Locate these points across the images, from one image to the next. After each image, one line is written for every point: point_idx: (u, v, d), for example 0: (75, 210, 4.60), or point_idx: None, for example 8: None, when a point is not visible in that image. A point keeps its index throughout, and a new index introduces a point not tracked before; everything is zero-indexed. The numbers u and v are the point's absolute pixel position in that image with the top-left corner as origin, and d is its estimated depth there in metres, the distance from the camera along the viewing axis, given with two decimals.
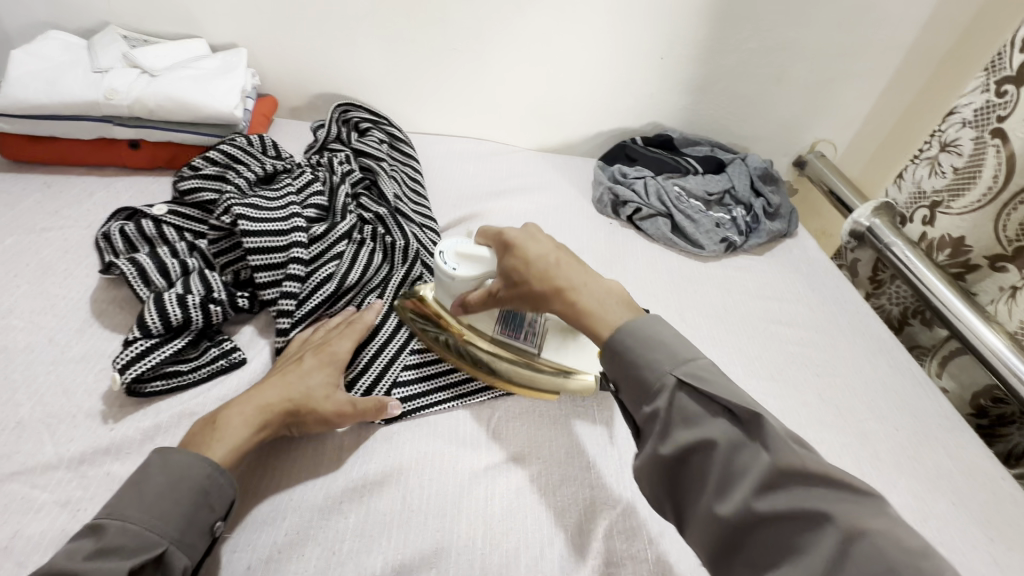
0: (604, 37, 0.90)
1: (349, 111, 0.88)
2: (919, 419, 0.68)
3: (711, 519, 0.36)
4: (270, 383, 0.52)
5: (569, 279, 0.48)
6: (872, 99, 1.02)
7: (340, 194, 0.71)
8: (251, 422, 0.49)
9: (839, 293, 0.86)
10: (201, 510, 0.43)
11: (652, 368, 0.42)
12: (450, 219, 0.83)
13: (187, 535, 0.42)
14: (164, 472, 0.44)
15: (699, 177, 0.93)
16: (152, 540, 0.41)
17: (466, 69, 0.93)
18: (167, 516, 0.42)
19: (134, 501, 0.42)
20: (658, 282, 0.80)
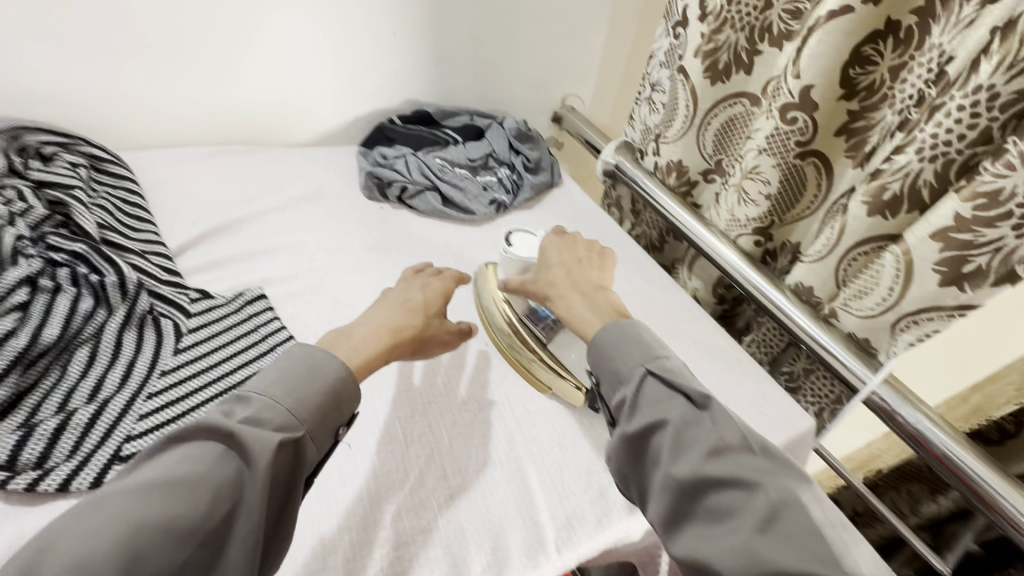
0: (328, 18, 0.85)
1: (20, 136, 0.71)
2: (669, 319, 0.81)
3: (669, 482, 0.42)
4: (387, 307, 0.58)
5: (562, 288, 0.59)
6: (598, 52, 1.14)
7: (7, 237, 0.57)
8: (381, 336, 0.54)
9: (601, 228, 0.97)
10: (333, 409, 0.46)
11: (626, 364, 0.49)
12: (185, 238, 0.72)
13: (319, 431, 0.45)
14: (299, 364, 0.46)
15: (459, 146, 0.95)
16: (293, 423, 0.43)
17: (177, 68, 0.81)
18: (302, 403, 0.44)
19: (282, 383, 0.45)
20: (437, 254, 0.80)
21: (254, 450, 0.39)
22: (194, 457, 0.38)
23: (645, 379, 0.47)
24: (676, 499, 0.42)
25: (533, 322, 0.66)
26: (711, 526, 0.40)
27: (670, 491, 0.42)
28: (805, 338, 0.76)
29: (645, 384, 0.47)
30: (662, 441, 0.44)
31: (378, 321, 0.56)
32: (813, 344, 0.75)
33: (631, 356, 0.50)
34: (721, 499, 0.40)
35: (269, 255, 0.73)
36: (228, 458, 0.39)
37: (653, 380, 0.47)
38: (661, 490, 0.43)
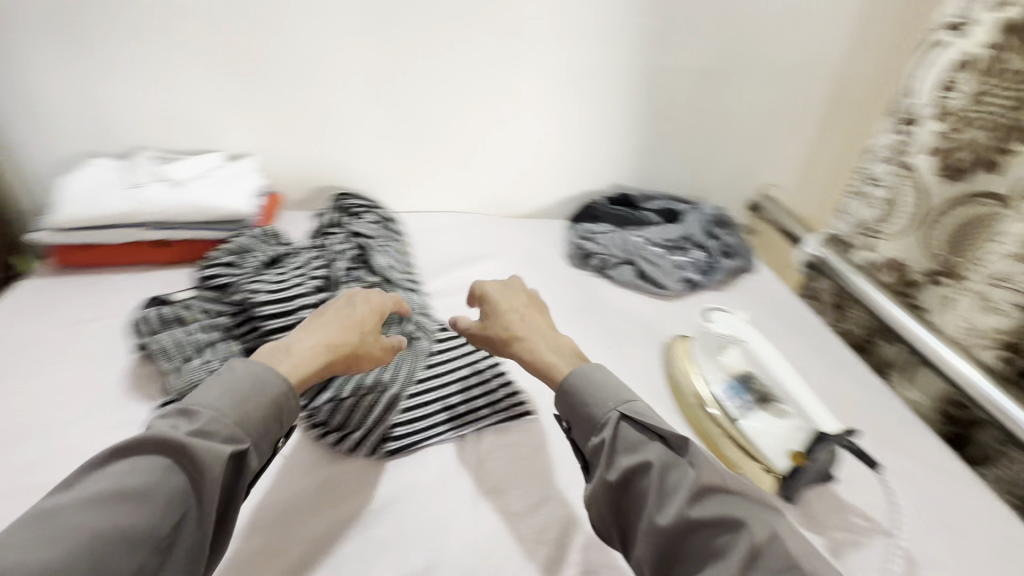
0: (562, 120, 1.05)
1: (346, 199, 1.01)
2: (878, 427, 0.74)
3: (652, 528, 0.45)
4: (320, 321, 0.59)
5: (521, 333, 0.62)
6: (806, 147, 1.16)
7: (337, 267, 0.81)
8: (320, 356, 0.55)
9: (797, 319, 0.94)
10: (274, 426, 0.50)
11: (598, 404, 0.53)
12: (437, 284, 0.92)
13: (263, 441, 0.49)
14: (243, 380, 0.49)
15: (657, 227, 1.04)
16: (239, 436, 0.47)
17: (447, 156, 1.07)
18: (242, 420, 0.47)
19: (227, 397, 0.48)
20: (628, 322, 0.87)
21: (204, 466, 0.43)
22: (141, 471, 0.41)
23: (622, 422, 0.51)
24: (665, 544, 0.44)
25: (727, 399, 0.68)
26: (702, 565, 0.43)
27: (654, 535, 0.45)
28: None
29: (621, 430, 0.50)
30: (648, 483, 0.47)
31: (308, 340, 0.56)
32: None
33: (603, 400, 0.53)
34: (729, 539, 0.43)
35: None
36: (167, 474, 0.42)
37: (628, 424, 0.51)
38: (646, 536, 0.45)
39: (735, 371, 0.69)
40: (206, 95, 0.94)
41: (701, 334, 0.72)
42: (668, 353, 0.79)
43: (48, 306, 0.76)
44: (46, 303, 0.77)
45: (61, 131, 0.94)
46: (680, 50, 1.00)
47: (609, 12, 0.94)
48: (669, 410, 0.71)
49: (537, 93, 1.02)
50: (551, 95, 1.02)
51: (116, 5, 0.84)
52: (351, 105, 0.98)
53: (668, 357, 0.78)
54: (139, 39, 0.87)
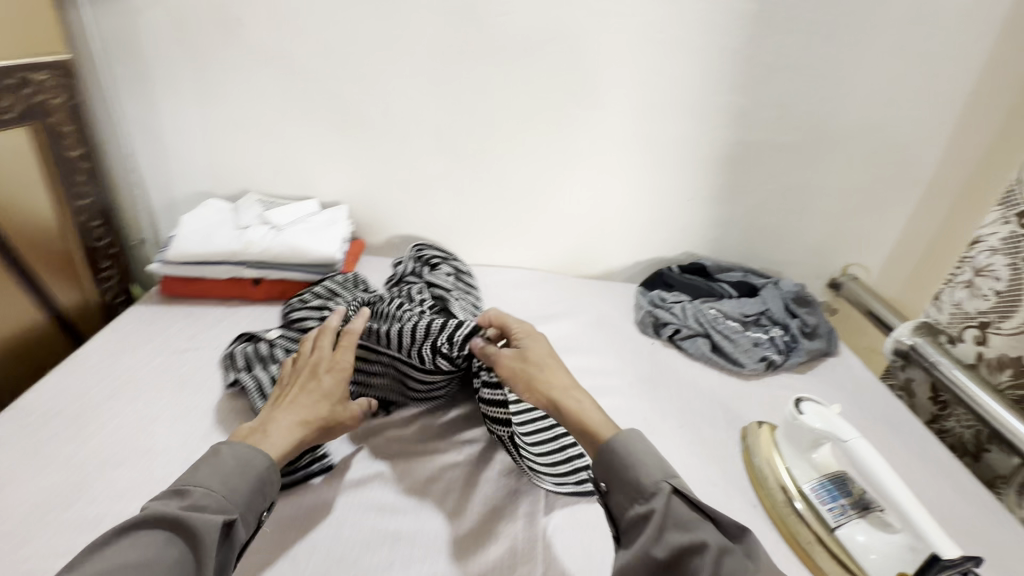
0: (639, 186, 1.06)
1: (422, 249, 1.05)
2: None
3: None
4: (293, 398, 0.60)
5: (562, 391, 0.58)
6: (895, 228, 1.11)
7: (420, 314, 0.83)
8: (291, 434, 0.57)
9: (889, 412, 0.87)
10: (259, 495, 0.51)
11: (647, 475, 0.49)
12: None
13: (251, 509, 0.50)
14: (229, 460, 0.51)
15: (733, 300, 1.01)
16: (228, 506, 0.48)
17: (522, 214, 1.10)
18: (236, 490, 0.50)
19: (212, 471, 0.50)
20: (702, 399, 0.84)
21: (199, 531, 0.45)
22: (138, 549, 0.42)
23: (673, 496, 0.48)
24: None
25: (820, 500, 0.62)
26: None
27: None
28: None
29: (672, 501, 0.48)
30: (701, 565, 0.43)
31: (282, 416, 0.58)
32: None
33: (650, 468, 0.50)
34: None
35: None
36: (165, 547, 0.43)
37: (678, 497, 0.48)
38: None
39: (829, 472, 0.65)
40: (312, 149, 1.02)
41: (789, 425, 0.68)
42: (747, 436, 0.75)
43: (151, 332, 0.82)
44: (150, 329, 0.82)
45: (183, 173, 1.04)
46: (766, 127, 1.00)
47: (696, 90, 0.96)
48: (751, 505, 0.66)
49: (617, 159, 1.03)
50: (632, 164, 1.04)
51: (248, 68, 0.94)
52: (437, 161, 1.04)
53: (746, 443, 0.74)
54: (262, 98, 0.97)
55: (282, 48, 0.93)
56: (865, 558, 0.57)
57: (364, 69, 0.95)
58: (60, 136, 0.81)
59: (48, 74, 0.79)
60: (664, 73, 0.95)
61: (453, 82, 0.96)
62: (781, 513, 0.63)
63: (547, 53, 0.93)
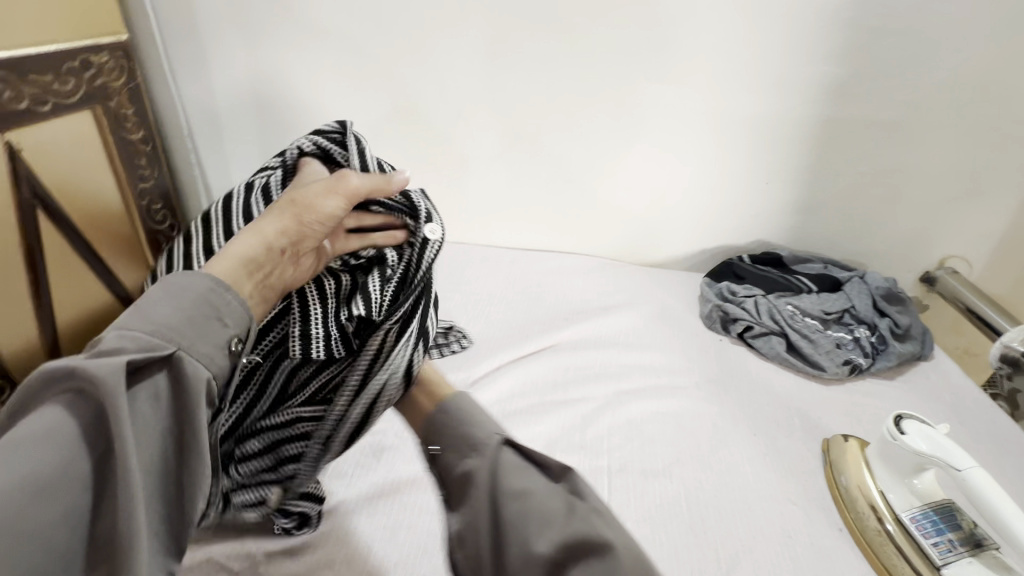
0: (708, 167, 0.98)
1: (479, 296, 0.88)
2: None
3: None
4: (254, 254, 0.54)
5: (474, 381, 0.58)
6: (1009, 217, 0.97)
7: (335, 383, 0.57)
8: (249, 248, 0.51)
9: (995, 427, 0.77)
10: (208, 323, 0.43)
11: (479, 430, 0.44)
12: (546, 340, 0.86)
13: (201, 342, 0.42)
14: (185, 292, 0.43)
15: (813, 296, 0.92)
16: (160, 344, 0.40)
17: (579, 198, 1.03)
18: (171, 322, 0.41)
19: (142, 312, 0.41)
20: (776, 405, 0.77)
21: (101, 379, 0.36)
22: (51, 413, 0.36)
23: None
24: None
25: (920, 531, 0.56)
26: None
27: None
28: None
29: None
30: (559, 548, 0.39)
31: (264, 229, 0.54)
32: None
33: None
34: None
35: (617, 363, 0.82)
36: (70, 415, 0.36)
37: (509, 451, 0.43)
38: None
39: (934, 501, 0.58)
40: (364, 129, 1.00)
41: (885, 445, 0.61)
42: (826, 451, 0.68)
43: None
44: None
45: (241, 154, 1.04)
46: (862, 100, 0.89)
47: (783, 58, 0.86)
48: (836, 528, 0.59)
49: (688, 136, 0.95)
50: (703, 142, 0.95)
51: (301, 43, 0.91)
52: (491, 140, 0.98)
53: (829, 458, 0.67)
54: (314, 73, 0.94)
55: (334, 22, 0.89)
56: None
57: (417, 40, 0.90)
58: (121, 119, 0.82)
59: (107, 56, 0.79)
60: (745, 42, 0.85)
61: (510, 56, 0.90)
62: (872, 541, 0.57)
63: (613, 18, 0.85)
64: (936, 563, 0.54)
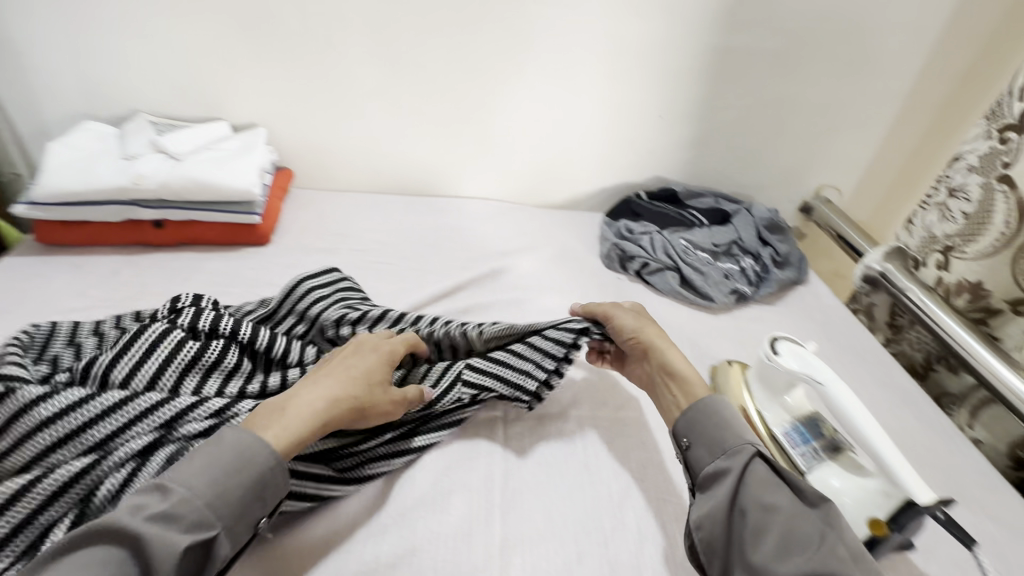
0: (603, 101, 0.94)
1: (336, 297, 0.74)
2: (952, 475, 0.65)
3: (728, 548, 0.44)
4: (326, 371, 0.51)
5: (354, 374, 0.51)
6: (873, 147, 1.04)
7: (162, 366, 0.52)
8: (319, 409, 0.47)
9: (856, 340, 0.84)
10: (253, 504, 0.43)
11: (732, 436, 0.49)
12: (439, 289, 0.80)
13: (239, 524, 0.42)
14: (228, 454, 0.42)
15: (704, 229, 0.94)
16: (210, 519, 0.40)
17: (474, 137, 0.96)
18: (225, 494, 0.41)
19: (201, 464, 0.42)
20: (669, 338, 0.79)
21: (160, 554, 0.37)
22: (94, 564, 0.35)
23: (756, 459, 0.47)
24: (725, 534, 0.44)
25: (790, 442, 0.59)
26: None
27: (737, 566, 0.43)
28: None
29: (752, 463, 0.46)
30: (773, 522, 0.43)
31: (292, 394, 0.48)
32: None
33: (737, 430, 0.49)
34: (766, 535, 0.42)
35: (516, 309, 0.79)
36: (122, 566, 0.36)
37: (761, 462, 0.46)
38: None
39: (802, 414, 0.61)
40: (213, 58, 0.85)
41: (763, 366, 0.63)
42: (714, 376, 0.71)
43: (26, 289, 0.69)
44: (26, 284, 0.69)
45: (55, 90, 0.86)
46: (747, 29, 0.88)
47: None
48: None
49: (580, 69, 0.90)
50: (595, 73, 0.90)
51: None
52: (370, 72, 0.88)
53: (716, 381, 0.70)
54: None
55: None
56: (835, 503, 0.54)
57: None
58: None
59: None
60: None
61: None
62: None
63: None
64: (801, 469, 0.57)
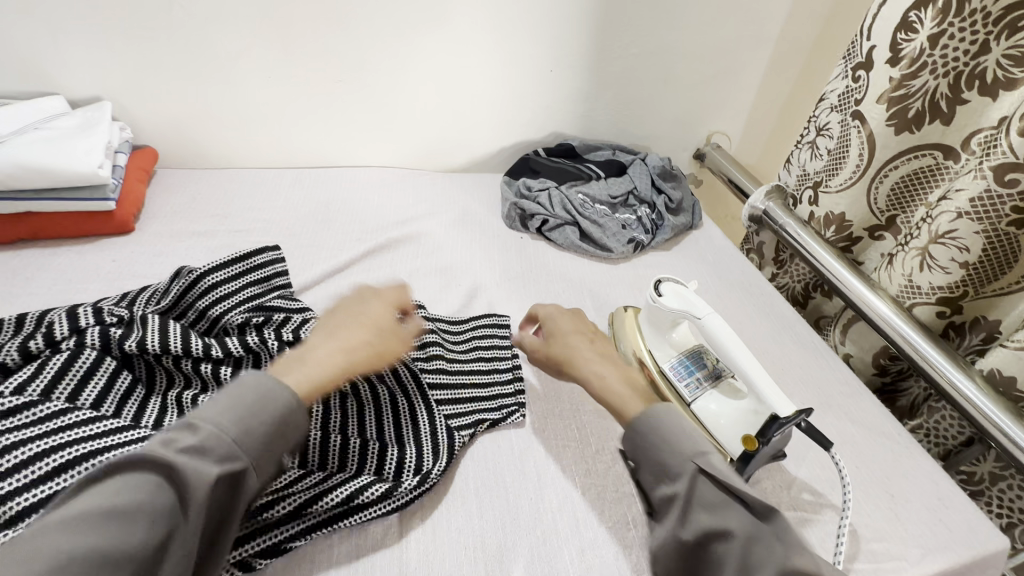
0: (489, 56, 0.91)
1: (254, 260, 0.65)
2: (824, 389, 0.72)
3: (675, 542, 0.40)
4: (337, 324, 0.50)
5: (348, 320, 0.50)
6: (754, 91, 1.09)
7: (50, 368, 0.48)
8: (339, 362, 0.46)
9: (743, 276, 0.90)
10: (286, 438, 0.40)
11: (674, 456, 0.43)
12: (331, 264, 0.76)
13: (267, 461, 0.38)
14: (250, 396, 0.39)
15: (601, 182, 0.95)
16: (239, 454, 0.36)
17: (357, 100, 0.90)
18: (252, 433, 0.37)
19: (219, 406, 0.38)
20: (570, 292, 0.80)
21: (183, 490, 0.33)
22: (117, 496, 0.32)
23: (698, 478, 0.41)
24: (684, 560, 0.40)
25: (677, 377, 0.63)
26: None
27: (676, 552, 0.40)
28: (989, 429, 0.67)
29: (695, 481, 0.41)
30: (730, 550, 0.38)
31: (313, 353, 0.46)
32: (1006, 443, 0.65)
33: (676, 450, 0.43)
34: (722, 545, 0.39)
35: (415, 278, 0.78)
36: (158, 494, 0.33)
37: (706, 479, 0.41)
38: (667, 558, 0.41)
39: (688, 348, 0.65)
40: (33, 20, 0.73)
41: (651, 308, 0.66)
42: (610, 323, 0.74)
43: None
44: None
45: None
46: None
47: None
48: None
49: (461, 23, 0.86)
50: (479, 27, 0.87)
51: None
52: (226, 33, 0.79)
53: (614, 330, 0.72)
54: None
55: None
56: (714, 426, 0.58)
57: None
58: None
59: None
60: None
61: None
62: None
63: None
64: (687, 402, 0.61)
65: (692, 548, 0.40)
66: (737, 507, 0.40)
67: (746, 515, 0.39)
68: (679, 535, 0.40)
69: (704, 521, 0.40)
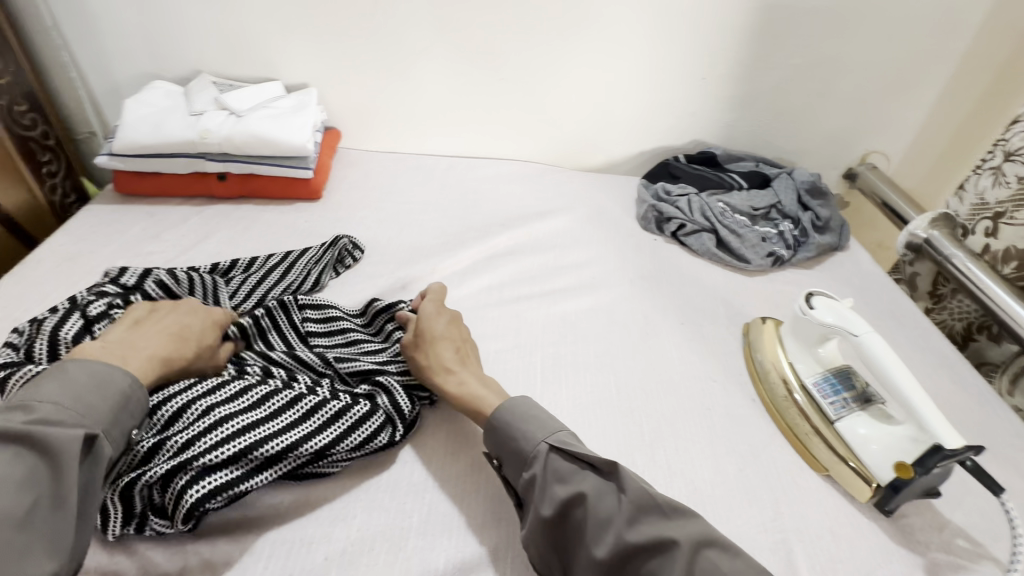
0: (643, 61, 0.93)
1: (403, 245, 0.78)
2: (990, 438, 0.65)
3: (538, 519, 0.46)
4: (145, 328, 0.53)
5: (152, 326, 0.53)
6: (926, 110, 1.00)
7: None
8: (142, 364, 0.49)
9: (894, 306, 0.84)
10: (123, 409, 0.45)
11: (527, 439, 0.50)
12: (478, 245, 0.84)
13: (115, 426, 0.44)
14: (80, 377, 0.44)
15: (742, 192, 0.94)
16: (87, 420, 0.42)
17: (514, 98, 0.98)
18: (94, 407, 0.43)
19: (59, 386, 0.43)
20: (703, 297, 0.80)
21: (57, 446, 0.39)
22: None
23: (551, 454, 0.48)
24: (554, 535, 0.46)
25: (822, 393, 0.61)
26: (599, 537, 0.43)
27: (542, 527, 0.46)
28: None
29: (550, 458, 0.48)
30: (585, 515, 0.45)
31: (134, 348, 0.50)
32: None
33: (530, 432, 0.50)
34: (583, 511, 0.45)
35: (553, 265, 0.83)
36: (19, 461, 0.38)
37: (556, 453, 0.48)
38: (536, 533, 0.46)
39: (835, 367, 0.63)
40: (267, 17, 0.88)
41: (798, 320, 0.65)
42: (745, 331, 0.74)
43: (111, 232, 0.78)
44: (109, 228, 0.78)
45: (128, 51, 0.92)
46: None
47: None
48: (749, 399, 0.66)
49: (622, 28, 0.89)
50: (639, 33, 0.90)
51: None
52: (415, 33, 0.90)
53: (749, 339, 0.72)
54: None
55: None
56: (863, 449, 0.56)
57: None
58: None
59: None
60: None
61: None
62: (780, 406, 0.63)
63: None
64: (832, 416, 0.59)
65: (563, 521, 0.45)
66: (586, 475, 0.47)
67: (597, 478, 0.46)
68: (541, 511, 0.46)
69: (563, 491, 0.46)
